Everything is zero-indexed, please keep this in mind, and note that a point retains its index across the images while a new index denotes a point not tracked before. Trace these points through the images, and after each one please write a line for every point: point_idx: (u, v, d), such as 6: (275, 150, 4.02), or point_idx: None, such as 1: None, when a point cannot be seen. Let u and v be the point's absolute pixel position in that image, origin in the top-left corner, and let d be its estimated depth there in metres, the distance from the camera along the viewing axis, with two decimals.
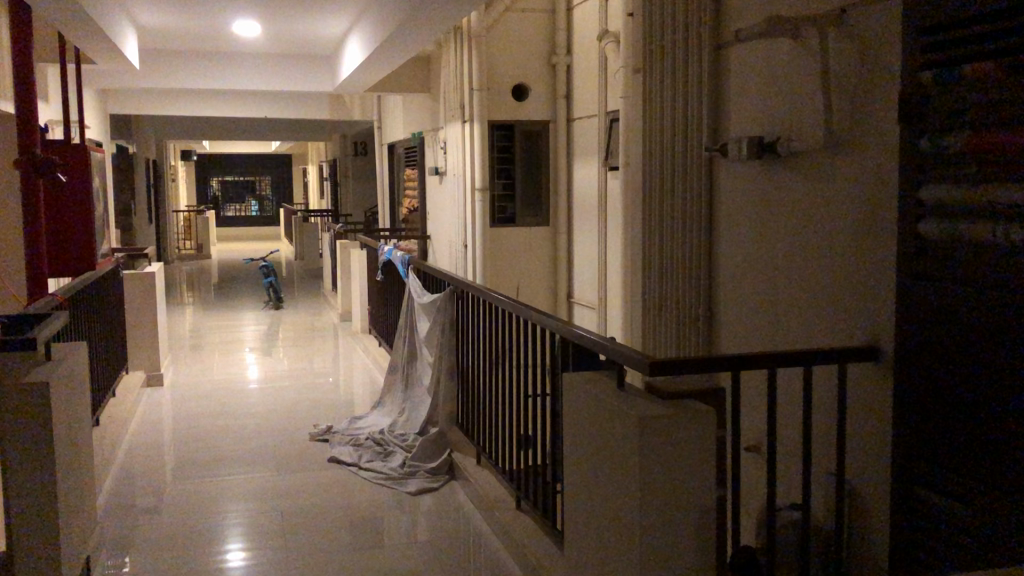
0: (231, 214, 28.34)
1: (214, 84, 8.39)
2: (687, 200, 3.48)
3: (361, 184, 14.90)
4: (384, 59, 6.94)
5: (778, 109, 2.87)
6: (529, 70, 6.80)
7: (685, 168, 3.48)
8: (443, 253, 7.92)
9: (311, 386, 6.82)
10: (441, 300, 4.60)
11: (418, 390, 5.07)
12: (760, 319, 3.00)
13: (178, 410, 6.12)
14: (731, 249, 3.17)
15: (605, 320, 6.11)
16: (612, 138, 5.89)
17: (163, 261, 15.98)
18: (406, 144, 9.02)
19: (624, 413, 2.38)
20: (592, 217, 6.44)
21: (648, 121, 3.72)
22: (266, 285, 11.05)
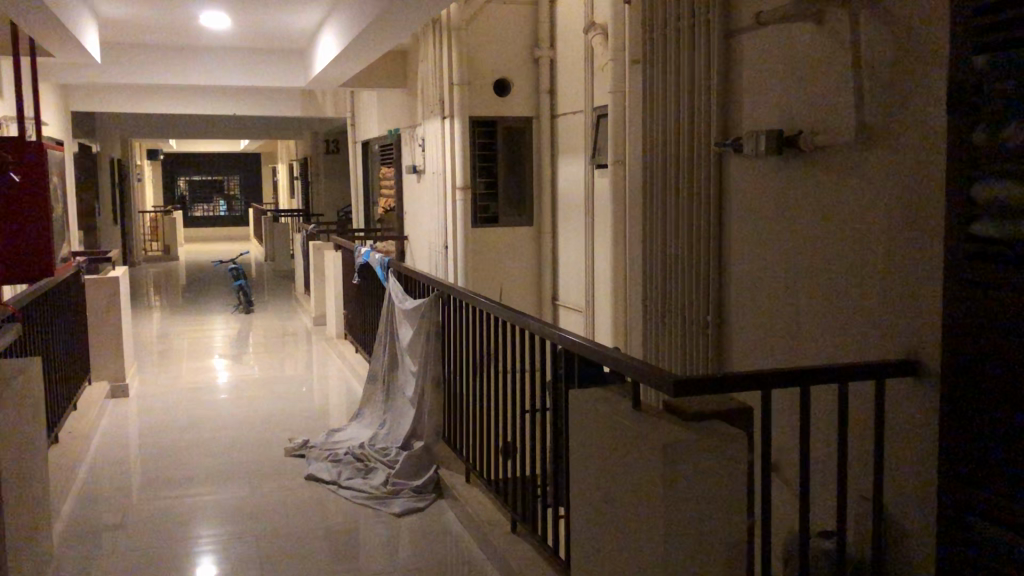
0: (199, 214, 27.81)
1: (180, 79, 8.05)
2: (693, 201, 3.24)
3: (334, 184, 14.56)
4: (359, 53, 6.66)
5: (799, 102, 2.64)
6: (511, 64, 6.55)
7: (691, 166, 3.25)
8: (422, 255, 7.65)
9: (285, 395, 6.51)
10: (425, 307, 4.35)
11: (400, 401, 4.80)
12: (779, 328, 2.77)
13: (144, 422, 5.80)
14: (745, 251, 2.94)
15: (593, 325, 5.86)
16: (600, 135, 5.65)
17: (129, 263, 15.54)
18: (382, 142, 8.74)
19: (643, 440, 2.13)
20: (578, 217, 6.20)
21: (649, 116, 3.48)
22: (236, 288, 10.69)
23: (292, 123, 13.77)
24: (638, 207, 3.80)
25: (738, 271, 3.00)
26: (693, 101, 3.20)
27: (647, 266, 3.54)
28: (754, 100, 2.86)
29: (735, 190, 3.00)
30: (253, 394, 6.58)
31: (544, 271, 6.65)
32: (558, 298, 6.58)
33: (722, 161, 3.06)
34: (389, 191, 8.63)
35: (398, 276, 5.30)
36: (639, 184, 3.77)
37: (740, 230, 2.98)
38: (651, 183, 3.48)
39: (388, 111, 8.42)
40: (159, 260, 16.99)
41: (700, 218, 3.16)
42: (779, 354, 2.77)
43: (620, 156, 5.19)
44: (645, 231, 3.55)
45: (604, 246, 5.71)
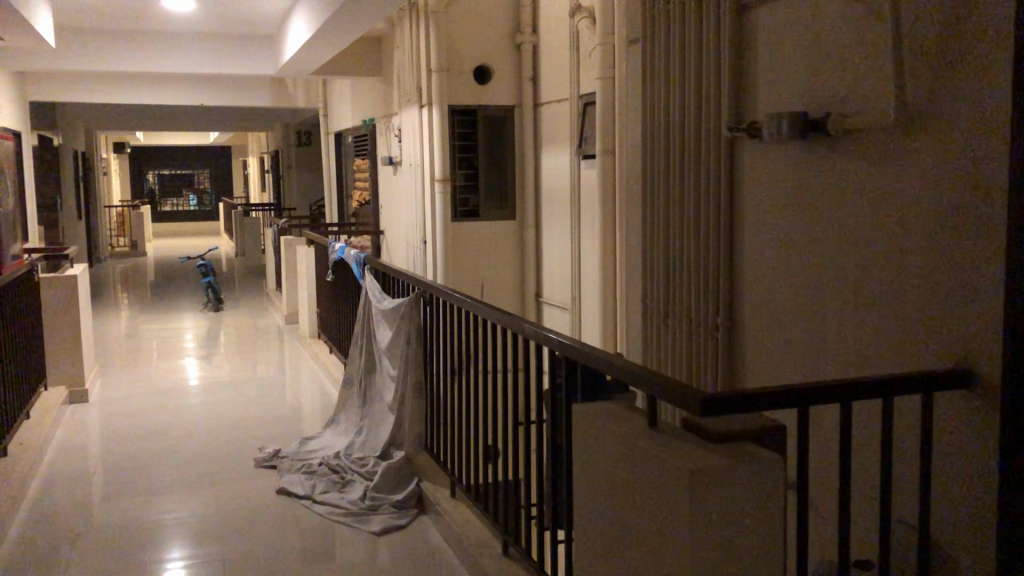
0: (169, 209, 27.28)
1: (143, 67, 7.70)
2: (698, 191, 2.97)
3: (306, 177, 14.19)
4: (331, 38, 6.34)
5: (825, 81, 2.38)
6: (492, 50, 6.26)
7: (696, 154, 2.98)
8: (399, 251, 7.35)
9: (255, 398, 6.20)
10: (404, 307, 4.05)
11: (378, 407, 4.50)
12: (804, 331, 2.50)
13: (105, 429, 5.46)
14: (762, 248, 2.68)
15: (580, 323, 5.60)
16: (587, 124, 5.38)
17: (94, 259, 15.07)
18: (355, 133, 8.42)
19: (665, 467, 1.85)
20: (563, 210, 5.93)
21: (649, 100, 3.21)
22: (205, 285, 10.32)
23: (263, 114, 13.39)
24: (636, 200, 3.53)
25: (754, 268, 2.73)
26: (699, 82, 2.93)
27: (647, 263, 3.26)
28: (772, 79, 2.59)
29: (749, 178, 2.73)
30: (222, 397, 6.26)
31: (527, 268, 6.37)
32: (542, 296, 6.31)
33: (733, 147, 2.79)
34: (363, 184, 8.32)
35: (374, 273, 4.99)
36: (637, 175, 3.50)
37: (756, 223, 2.71)
38: (652, 174, 3.21)
39: (362, 100, 8.10)
40: (126, 255, 16.53)
41: (708, 209, 2.89)
42: (804, 360, 2.51)
43: (609, 146, 4.93)
44: (645, 226, 3.28)
45: (592, 241, 5.45)
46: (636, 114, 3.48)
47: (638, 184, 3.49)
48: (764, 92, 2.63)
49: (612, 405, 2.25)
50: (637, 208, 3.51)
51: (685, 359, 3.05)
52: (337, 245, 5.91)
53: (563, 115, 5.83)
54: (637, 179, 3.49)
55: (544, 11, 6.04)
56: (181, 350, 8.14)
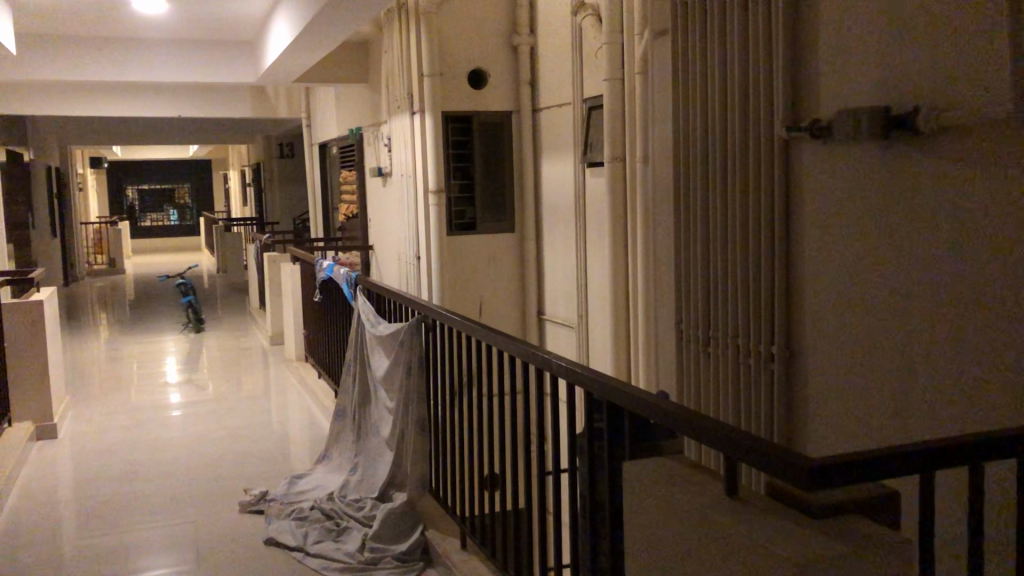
0: (148, 225, 26.73)
1: (116, 76, 7.30)
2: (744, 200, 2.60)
3: (289, 189, 13.76)
4: (315, 42, 5.95)
5: (909, 69, 2.02)
6: (487, 53, 5.88)
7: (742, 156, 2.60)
8: (390, 269, 6.94)
9: (239, 428, 5.77)
10: (403, 333, 3.64)
11: (375, 442, 4.09)
12: (886, 365, 2.14)
13: (75, 469, 5.02)
14: (833, 265, 2.31)
15: (589, 343, 5.23)
16: (593, 129, 5.02)
17: (70, 279, 14.55)
18: (341, 143, 8.03)
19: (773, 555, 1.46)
20: (566, 222, 5.55)
21: (681, 100, 2.84)
22: (185, 305, 9.86)
23: (243, 126, 12.96)
24: (666, 212, 3.15)
25: (818, 291, 2.37)
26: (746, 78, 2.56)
27: (681, 285, 2.89)
28: (843, 71, 2.24)
29: (810, 187, 2.37)
30: (204, 428, 5.83)
31: (528, 284, 5.97)
32: (545, 313, 5.92)
33: (787, 151, 2.43)
34: (350, 197, 7.91)
35: (367, 294, 4.59)
36: (666, 184, 3.13)
37: (819, 237, 2.36)
38: (687, 184, 2.83)
39: (347, 109, 7.70)
40: (103, 274, 16.01)
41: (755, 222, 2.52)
42: (886, 399, 2.14)
43: (617, 156, 4.67)
44: (677, 243, 2.91)
45: (600, 254, 5.09)
46: (665, 116, 3.11)
47: (667, 197, 3.12)
48: (831, 89, 2.29)
49: (676, 465, 1.86)
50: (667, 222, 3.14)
51: (732, 393, 2.66)
52: (324, 263, 5.51)
53: (564, 120, 5.46)
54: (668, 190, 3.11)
55: (542, 10, 5.68)
56: (160, 375, 7.69)
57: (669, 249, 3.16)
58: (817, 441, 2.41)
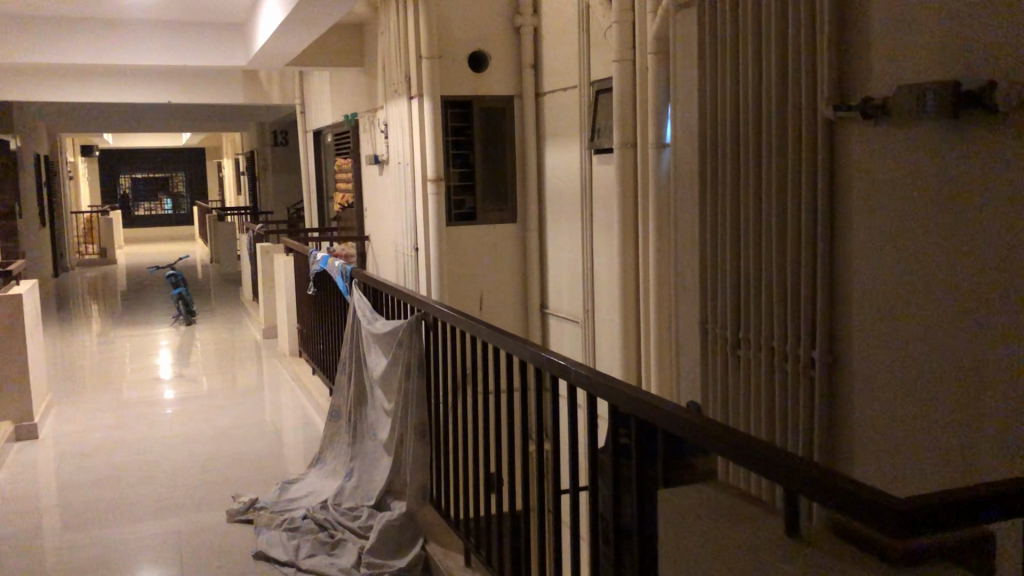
0: (142, 214, 26.41)
1: (98, 59, 7.04)
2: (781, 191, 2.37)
3: (283, 178, 13.48)
4: (306, 22, 5.68)
5: (981, 41, 1.83)
6: (488, 35, 5.61)
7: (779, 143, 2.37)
8: (386, 261, 6.69)
9: (229, 425, 5.52)
10: (402, 332, 3.38)
11: (372, 446, 3.84)
12: (949, 368, 1.95)
13: (55, 471, 4.78)
14: (889, 261, 2.10)
15: (595, 338, 4.99)
16: (600, 114, 4.78)
17: (59, 269, 14.26)
18: (335, 130, 7.76)
19: None
20: (571, 212, 5.31)
21: (711, 80, 2.62)
22: (175, 296, 9.59)
23: (234, 112, 12.66)
24: (690, 204, 2.90)
25: (868, 290, 2.17)
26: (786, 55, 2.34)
27: (709, 283, 2.68)
28: (904, 48, 2.04)
29: (859, 176, 2.18)
30: (191, 425, 5.57)
31: (530, 277, 5.72)
32: (548, 307, 5.67)
33: (833, 136, 2.23)
34: (345, 186, 7.65)
35: (363, 288, 4.34)
36: (691, 172, 2.88)
37: (870, 232, 2.16)
38: (716, 173, 2.62)
39: (342, 94, 7.44)
40: (95, 264, 15.73)
41: (794, 215, 2.31)
42: (949, 406, 1.95)
43: (626, 142, 4.45)
44: (705, 238, 2.70)
45: (607, 245, 4.85)
46: (689, 99, 2.86)
47: (692, 186, 2.88)
48: (884, 71, 2.08)
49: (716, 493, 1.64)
50: (691, 213, 2.89)
51: (766, 403, 2.44)
52: (318, 254, 5.27)
53: (569, 104, 5.21)
54: (694, 178, 2.86)
55: None
56: (149, 368, 7.43)
57: (692, 245, 2.91)
58: (863, 455, 2.21)
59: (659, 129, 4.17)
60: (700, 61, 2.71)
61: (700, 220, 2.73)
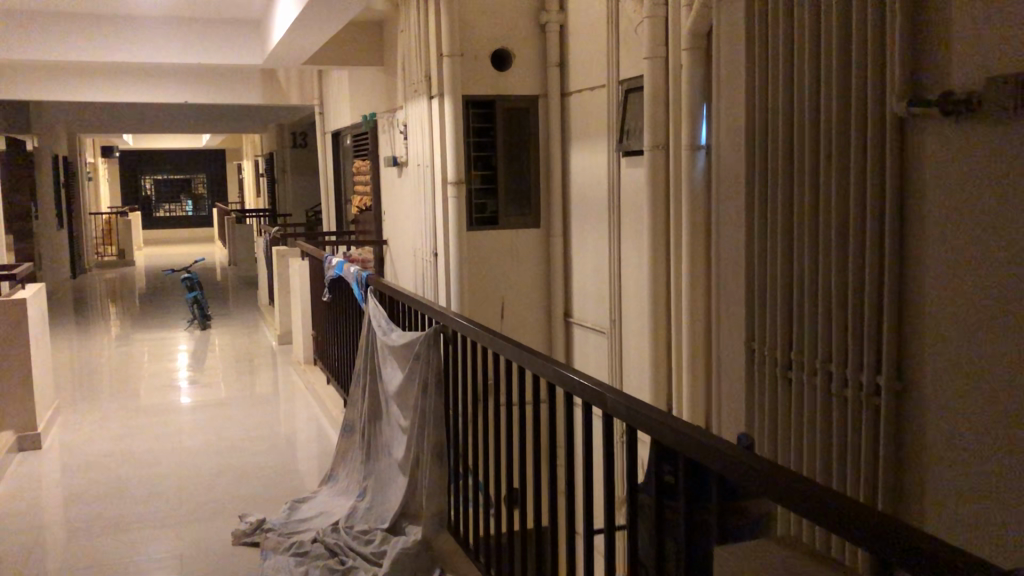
0: (162, 215, 26.38)
1: (111, 55, 6.88)
2: (842, 202, 2.17)
3: (301, 180, 13.32)
4: (322, 18, 5.48)
5: None
6: (512, 32, 5.38)
7: (840, 150, 2.16)
8: (404, 266, 6.48)
9: (240, 435, 5.32)
10: (418, 345, 3.15)
11: (387, 466, 3.61)
12: None
13: (57, 481, 4.60)
14: (976, 277, 1.93)
15: (622, 349, 4.76)
16: (629, 114, 4.55)
17: (76, 270, 14.16)
18: (354, 132, 7.57)
19: None
20: (596, 218, 5.08)
21: (763, 76, 2.41)
22: (190, 300, 9.42)
23: (253, 113, 12.51)
24: (737, 209, 2.65)
25: (945, 310, 2.00)
26: (849, 48, 2.14)
27: (754, 299, 2.49)
28: (991, 41, 1.85)
29: (934, 186, 2.01)
30: (202, 434, 5.38)
31: (553, 285, 5.49)
32: (572, 317, 5.44)
33: (906, 143, 2.06)
34: (363, 188, 7.44)
35: (378, 297, 4.12)
36: (737, 175, 2.63)
37: (947, 248, 1.98)
38: (767, 178, 2.41)
39: (361, 93, 7.24)
40: (112, 266, 15.62)
41: (857, 227, 2.13)
42: None
43: (657, 143, 4.22)
44: (750, 249, 2.50)
45: (635, 252, 4.61)
46: (736, 94, 2.62)
47: (740, 190, 2.63)
48: (970, 71, 1.91)
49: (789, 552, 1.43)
50: (736, 220, 2.65)
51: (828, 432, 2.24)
52: (333, 259, 5.07)
53: (597, 104, 4.98)
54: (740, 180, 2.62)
55: None
56: (161, 374, 7.26)
57: (736, 255, 2.67)
58: (935, 489, 2.05)
59: (693, 129, 3.94)
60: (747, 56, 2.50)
61: (743, 231, 2.53)
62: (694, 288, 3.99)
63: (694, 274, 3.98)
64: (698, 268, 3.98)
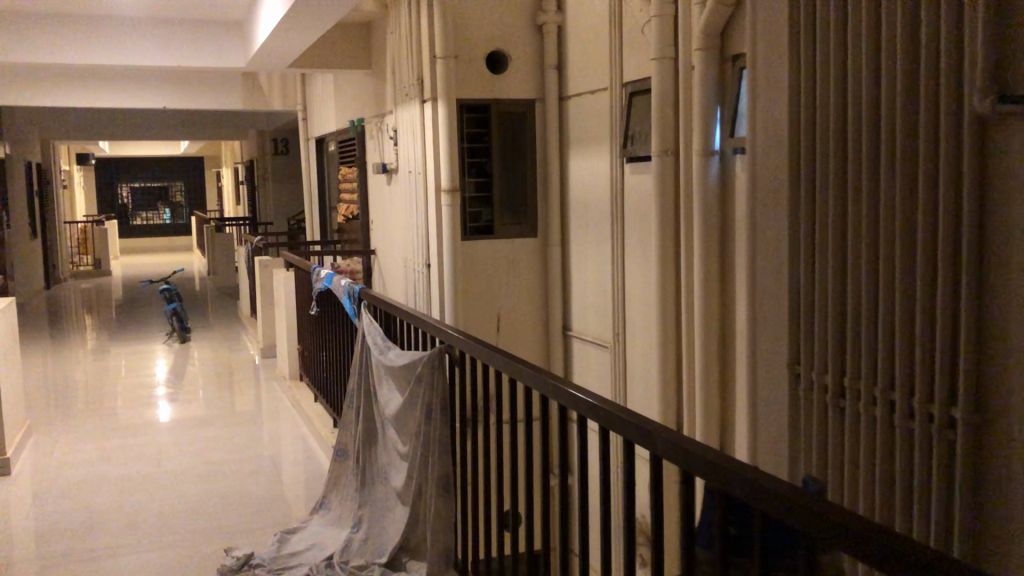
0: (139, 224, 25.97)
1: (83, 57, 6.60)
2: (912, 219, 2.01)
3: (282, 188, 13.04)
4: (307, 19, 5.23)
5: None
6: (509, 34, 5.16)
7: (913, 164, 2.01)
8: (394, 277, 6.22)
9: (223, 458, 5.05)
10: (421, 366, 2.90)
11: (386, 495, 3.35)
12: None
13: (26, 510, 4.31)
14: None
15: (627, 365, 4.55)
16: (634, 119, 4.34)
17: (49, 281, 13.79)
18: (339, 138, 7.31)
19: None
20: (597, 228, 4.85)
21: (814, 82, 2.24)
22: (168, 312, 9.11)
23: (233, 120, 12.22)
24: (776, 219, 2.43)
25: None
26: (916, 54, 1.99)
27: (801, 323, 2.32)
28: None
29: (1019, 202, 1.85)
30: (182, 457, 5.10)
31: (552, 298, 5.26)
32: (571, 331, 5.21)
33: (986, 155, 1.91)
34: (350, 196, 7.18)
35: (373, 311, 3.85)
36: (778, 183, 2.41)
37: None
38: (817, 191, 2.24)
39: (347, 98, 6.99)
40: (87, 276, 15.24)
41: (928, 248, 1.98)
42: None
43: (665, 149, 4.00)
44: (797, 269, 2.34)
45: (639, 264, 4.40)
46: (775, 95, 2.41)
47: (781, 198, 2.40)
48: None
49: None
50: (777, 232, 2.43)
51: (899, 466, 2.08)
52: (320, 271, 4.81)
53: (597, 109, 4.75)
54: (782, 189, 2.39)
55: None
56: (139, 390, 6.96)
57: (777, 270, 2.45)
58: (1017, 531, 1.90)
59: (706, 135, 3.71)
60: (793, 58, 2.31)
61: (789, 249, 2.36)
62: (708, 302, 3.77)
63: (707, 288, 3.77)
64: (711, 282, 3.76)
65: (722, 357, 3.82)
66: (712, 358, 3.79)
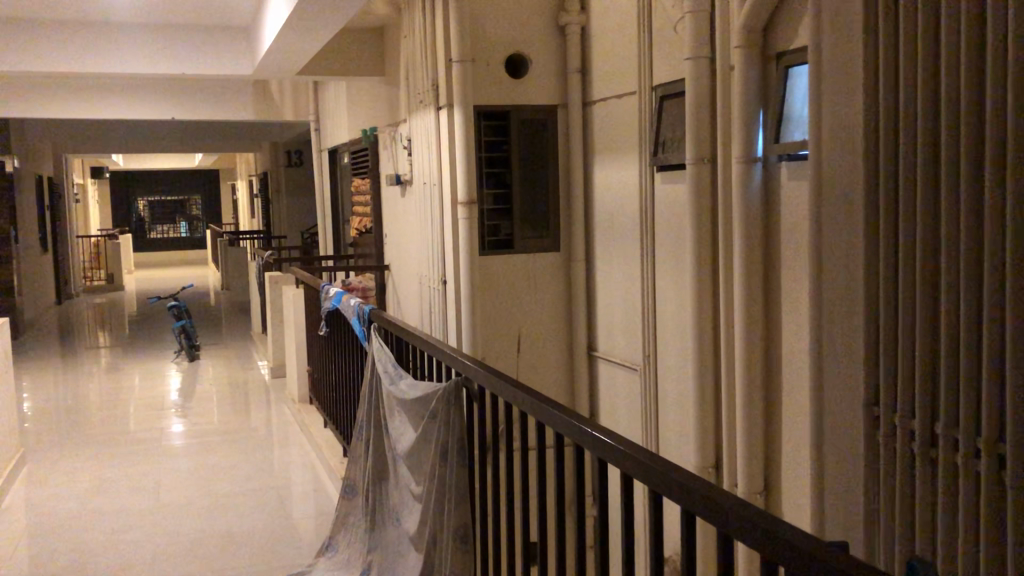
0: (156, 237, 25.88)
1: (83, 64, 6.35)
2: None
3: (296, 200, 12.81)
4: (315, 22, 4.95)
5: None
6: (529, 35, 4.86)
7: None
8: (409, 293, 5.92)
9: (227, 491, 4.76)
10: (435, 402, 2.58)
11: (398, 541, 3.04)
12: None
13: (15, 550, 4.03)
14: None
15: (658, 388, 4.23)
16: (665, 124, 4.03)
17: (62, 296, 13.61)
18: (352, 148, 7.04)
19: None
20: (623, 240, 4.54)
21: (899, 79, 1.94)
22: (177, 329, 8.85)
23: (246, 131, 11.99)
24: (854, 236, 2.11)
25: None
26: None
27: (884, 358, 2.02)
28: None
29: None
30: (184, 489, 4.82)
31: (576, 317, 4.94)
32: (597, 351, 4.90)
33: None
34: (363, 209, 6.90)
35: (382, 334, 3.54)
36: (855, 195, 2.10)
37: None
38: (906, 204, 1.95)
39: (360, 106, 6.71)
40: (101, 290, 15.06)
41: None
42: None
43: (702, 157, 3.68)
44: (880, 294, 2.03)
45: (670, 279, 4.09)
46: (851, 94, 2.10)
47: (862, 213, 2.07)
48: None
49: None
50: (855, 249, 2.12)
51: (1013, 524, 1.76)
52: (328, 287, 4.51)
53: (624, 114, 4.44)
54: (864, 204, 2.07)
55: None
56: (145, 412, 6.70)
57: (852, 296, 2.13)
58: None
59: (748, 141, 3.40)
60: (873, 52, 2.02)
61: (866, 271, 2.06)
62: (750, 324, 3.45)
63: (750, 308, 3.44)
64: (755, 301, 3.44)
65: (767, 384, 3.50)
66: (756, 387, 3.47)
